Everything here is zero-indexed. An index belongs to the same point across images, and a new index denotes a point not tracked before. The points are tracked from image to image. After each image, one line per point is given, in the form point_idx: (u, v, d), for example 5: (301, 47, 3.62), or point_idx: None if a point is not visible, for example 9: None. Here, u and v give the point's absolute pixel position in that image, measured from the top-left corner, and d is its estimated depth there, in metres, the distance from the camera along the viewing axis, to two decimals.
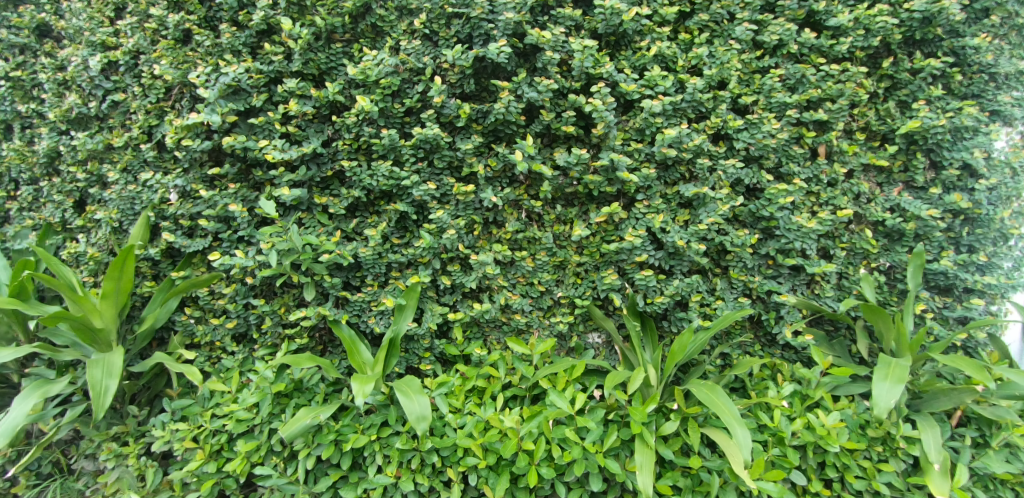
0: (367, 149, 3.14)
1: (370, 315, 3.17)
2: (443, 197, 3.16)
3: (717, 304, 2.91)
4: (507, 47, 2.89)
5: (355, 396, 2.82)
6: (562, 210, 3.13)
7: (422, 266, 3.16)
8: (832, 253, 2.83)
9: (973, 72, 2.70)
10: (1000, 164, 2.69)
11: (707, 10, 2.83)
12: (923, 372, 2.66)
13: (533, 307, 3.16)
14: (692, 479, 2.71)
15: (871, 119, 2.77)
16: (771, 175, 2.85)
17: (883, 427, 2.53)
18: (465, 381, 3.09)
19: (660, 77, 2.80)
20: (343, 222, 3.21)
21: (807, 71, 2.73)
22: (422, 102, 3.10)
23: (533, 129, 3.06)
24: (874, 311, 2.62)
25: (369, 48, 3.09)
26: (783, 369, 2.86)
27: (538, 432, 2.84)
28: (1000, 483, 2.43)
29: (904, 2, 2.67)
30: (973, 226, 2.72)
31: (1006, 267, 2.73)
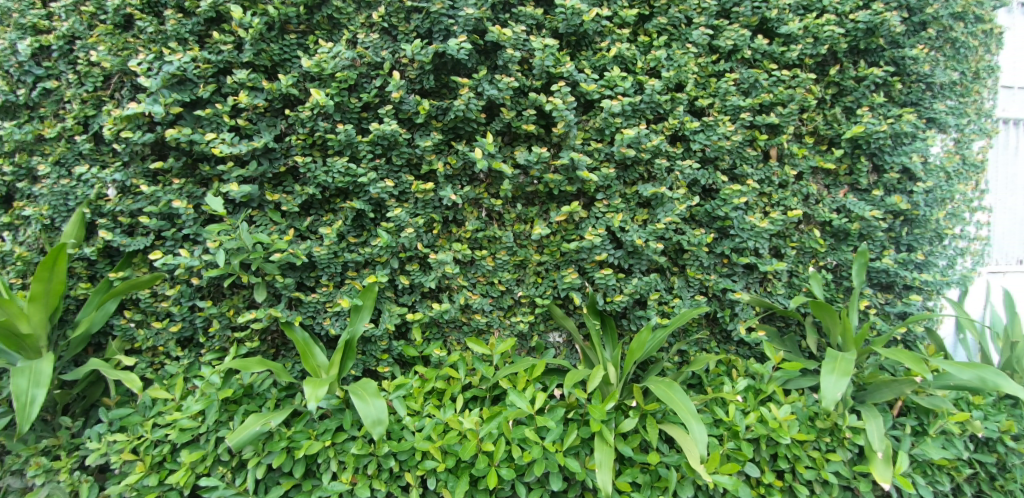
0: (322, 145, 3.06)
1: (325, 317, 3.09)
2: (402, 195, 3.09)
3: (674, 302, 2.97)
4: (467, 44, 2.86)
5: (307, 400, 2.73)
6: (523, 209, 3.12)
7: (379, 265, 3.09)
8: (784, 252, 2.94)
9: (911, 81, 2.87)
10: (936, 169, 2.86)
11: (666, 13, 2.89)
12: (867, 365, 2.80)
13: (493, 307, 3.15)
14: (651, 474, 2.75)
15: (819, 124, 2.89)
16: (726, 176, 2.93)
17: (831, 419, 2.64)
18: (424, 383, 3.05)
19: (620, 78, 2.83)
20: (297, 220, 3.10)
21: (759, 76, 2.83)
22: (380, 98, 3.04)
23: (494, 127, 3.04)
24: (822, 307, 2.72)
25: (325, 41, 3.01)
26: (737, 365, 2.96)
27: (498, 433, 2.83)
28: (937, 469, 2.55)
29: (849, 13, 2.80)
30: (911, 227, 2.88)
31: (941, 265, 2.91)
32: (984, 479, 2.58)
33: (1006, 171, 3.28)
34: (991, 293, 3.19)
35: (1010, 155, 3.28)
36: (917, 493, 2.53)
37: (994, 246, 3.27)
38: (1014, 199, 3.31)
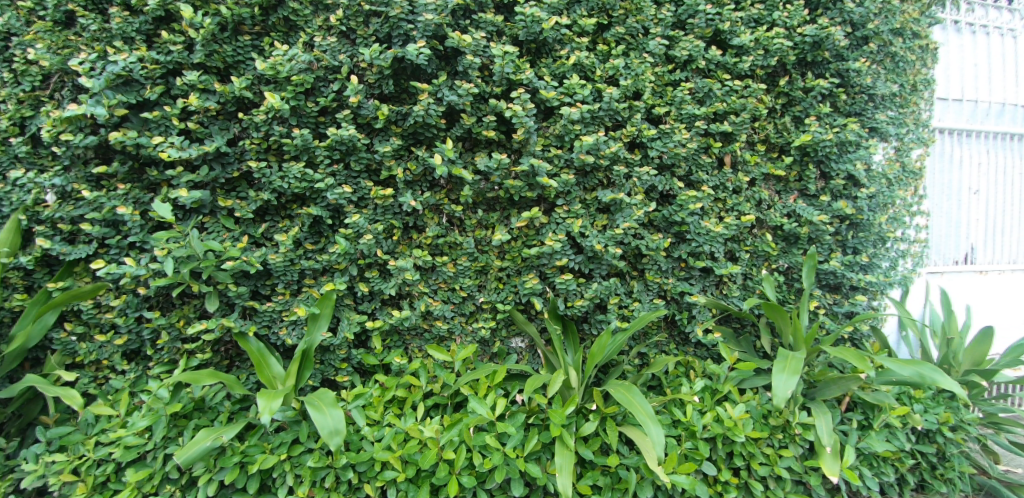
0: (278, 149, 2.99)
1: (281, 326, 3.04)
2: (361, 201, 3.05)
3: (634, 305, 3.02)
4: (426, 49, 2.86)
5: (261, 412, 2.67)
6: (484, 215, 3.12)
7: (338, 272, 3.05)
8: (738, 256, 3.03)
9: (855, 92, 3.02)
10: (878, 176, 3.02)
11: (624, 23, 2.96)
12: (817, 363, 2.92)
13: (455, 313, 3.14)
14: (611, 477, 2.78)
15: (770, 132, 3.00)
16: (682, 182, 2.99)
17: (782, 416, 2.74)
18: (384, 392, 3.02)
19: (578, 86, 2.88)
20: (251, 226, 3.02)
21: (713, 85, 2.92)
22: (337, 102, 3.00)
23: (454, 133, 3.04)
24: (774, 309, 2.82)
25: (281, 43, 2.95)
26: (694, 366, 3.03)
27: (458, 441, 2.81)
28: (882, 460, 2.65)
29: (797, 27, 2.93)
30: (857, 231, 3.03)
31: (884, 267, 3.07)
32: (926, 468, 2.69)
33: (942, 178, 3.47)
34: (929, 293, 3.38)
35: (945, 163, 3.47)
36: (864, 485, 2.63)
37: (932, 248, 3.47)
38: (949, 204, 3.50)
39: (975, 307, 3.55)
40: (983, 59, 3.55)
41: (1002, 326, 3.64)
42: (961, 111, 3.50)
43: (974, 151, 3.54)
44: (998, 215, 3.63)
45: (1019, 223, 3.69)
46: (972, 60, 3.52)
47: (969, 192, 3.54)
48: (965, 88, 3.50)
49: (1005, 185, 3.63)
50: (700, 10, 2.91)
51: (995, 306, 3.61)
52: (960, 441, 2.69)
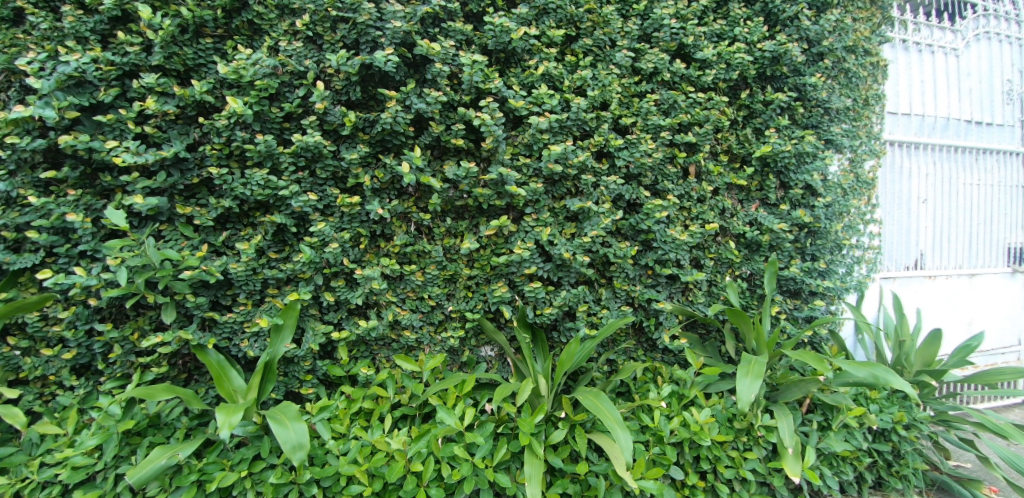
0: (240, 155, 2.92)
1: (242, 338, 2.95)
2: (326, 209, 3.00)
3: (602, 312, 3.06)
4: (394, 56, 2.84)
5: (220, 428, 2.58)
6: (452, 223, 3.11)
7: (303, 282, 2.99)
8: (703, 263, 3.10)
9: (812, 106, 3.14)
10: (834, 186, 3.15)
11: (591, 35, 3.01)
12: (779, 366, 3.01)
13: (424, 323, 3.11)
14: (580, 484, 2.80)
15: (732, 143, 3.10)
16: (648, 191, 3.05)
17: (747, 419, 2.80)
18: (350, 404, 2.96)
19: (547, 96, 2.91)
20: (211, 234, 2.94)
21: (678, 97, 2.99)
22: (303, 108, 2.95)
23: (423, 140, 3.02)
24: (737, 314, 2.90)
25: (244, 46, 2.90)
26: (662, 372, 3.08)
27: (427, 452, 2.78)
28: (841, 460, 2.74)
29: (757, 42, 3.05)
30: (815, 238, 3.15)
31: (841, 273, 3.20)
32: (883, 466, 2.80)
33: (893, 188, 3.65)
34: (882, 297, 3.53)
35: (896, 174, 3.65)
36: (825, 484, 2.72)
37: (884, 254, 3.63)
38: (900, 213, 3.68)
39: (924, 310, 3.73)
40: (928, 77, 3.77)
41: (950, 328, 3.83)
42: (909, 125, 3.69)
43: (922, 163, 3.73)
44: (944, 223, 3.83)
45: (964, 230, 3.90)
46: (918, 76, 3.73)
47: (917, 202, 3.73)
48: (912, 103, 3.70)
49: (950, 195, 3.83)
50: (664, 24, 2.99)
51: (943, 309, 3.81)
52: (913, 438, 2.80)
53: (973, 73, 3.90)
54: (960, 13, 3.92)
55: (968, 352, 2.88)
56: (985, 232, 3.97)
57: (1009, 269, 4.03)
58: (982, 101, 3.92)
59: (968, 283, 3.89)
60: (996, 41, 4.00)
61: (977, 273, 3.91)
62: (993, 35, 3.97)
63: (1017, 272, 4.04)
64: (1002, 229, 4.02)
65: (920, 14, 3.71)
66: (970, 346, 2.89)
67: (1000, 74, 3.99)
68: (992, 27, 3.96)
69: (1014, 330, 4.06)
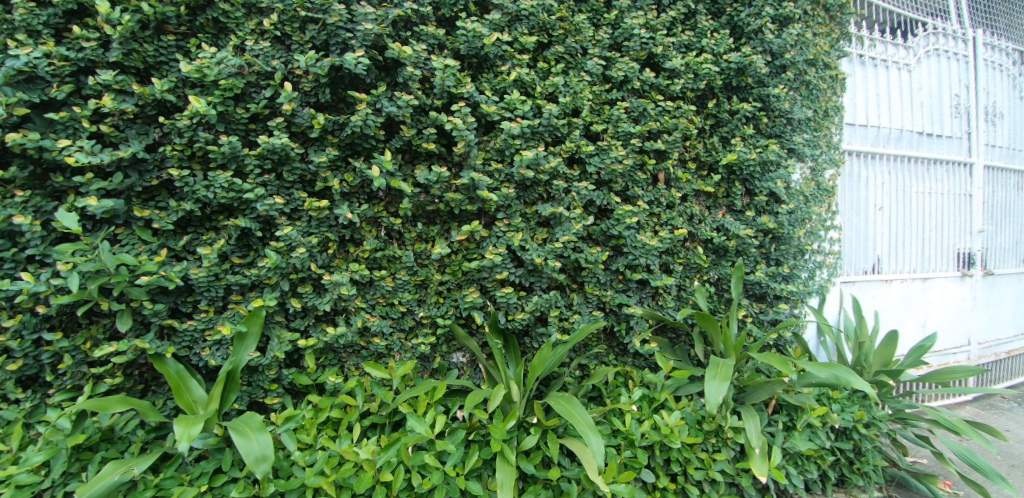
0: (203, 156, 2.83)
1: (203, 347, 2.85)
2: (294, 213, 2.93)
3: (574, 317, 3.08)
4: (365, 59, 2.80)
5: (178, 441, 2.49)
6: (424, 228, 3.08)
7: (268, 288, 2.90)
8: (672, 268, 3.16)
9: (775, 116, 3.25)
10: (796, 193, 3.26)
11: (563, 43, 3.05)
12: (746, 369, 3.08)
13: (394, 329, 3.06)
14: (553, 490, 2.79)
15: (699, 151, 3.17)
16: (619, 197, 3.09)
17: (715, 421, 2.84)
18: (317, 413, 2.89)
19: (519, 101, 2.92)
20: (171, 238, 2.83)
21: (648, 105, 3.05)
22: (270, 109, 2.88)
23: (393, 144, 2.98)
24: (706, 318, 2.96)
25: (209, 44, 2.82)
26: (633, 376, 3.12)
27: (396, 461, 2.72)
28: (806, 459, 2.82)
29: (723, 54, 3.15)
30: (778, 244, 3.25)
31: (803, 277, 3.31)
32: (845, 464, 2.90)
33: (852, 196, 3.80)
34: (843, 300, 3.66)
35: (854, 183, 3.80)
36: (791, 483, 2.79)
37: (844, 259, 3.77)
38: (858, 219, 3.84)
39: (880, 313, 3.90)
40: (883, 91, 3.95)
41: (905, 330, 4.01)
42: (866, 137, 3.86)
43: (878, 172, 3.90)
44: (898, 230, 4.01)
45: (916, 237, 4.09)
46: (874, 90, 3.91)
47: (874, 209, 3.89)
48: (869, 115, 3.87)
49: (904, 203, 4.02)
50: (634, 34, 3.05)
51: (899, 311, 3.99)
52: (873, 436, 2.90)
53: (924, 88, 4.11)
54: (911, 31, 4.13)
55: (923, 353, 3.03)
56: (935, 238, 4.18)
57: (956, 273, 4.26)
58: (931, 115, 4.14)
59: (921, 287, 4.08)
60: (944, 58, 4.23)
61: (929, 277, 4.11)
62: (941, 52, 4.20)
63: (965, 276, 4.29)
64: (950, 235, 4.25)
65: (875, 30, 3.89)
66: (924, 346, 3.04)
67: (948, 89, 4.23)
68: (940, 45, 4.19)
69: (963, 331, 4.29)
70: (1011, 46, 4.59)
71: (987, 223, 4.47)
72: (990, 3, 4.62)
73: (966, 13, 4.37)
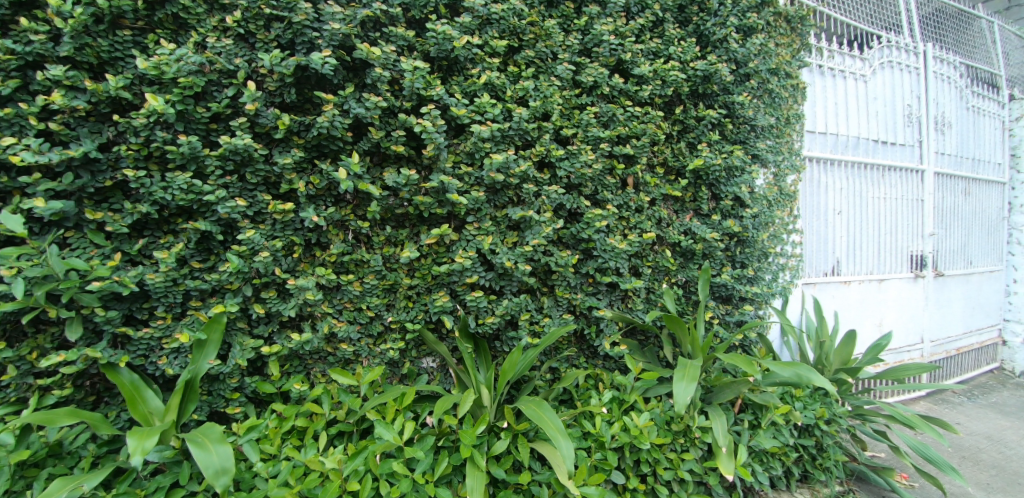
0: (160, 157, 2.72)
1: (160, 355, 2.74)
2: (257, 216, 2.85)
3: (544, 321, 3.08)
4: (332, 59, 2.75)
5: (131, 455, 2.38)
6: (392, 231, 3.03)
7: (229, 293, 2.81)
8: (641, 271, 3.20)
9: (739, 123, 3.34)
10: (759, 198, 3.36)
11: (534, 47, 3.06)
12: (712, 369, 3.15)
13: (362, 335, 3.00)
14: (524, 494, 2.77)
15: (667, 156, 3.23)
16: (589, 201, 3.12)
17: (683, 421, 2.88)
18: (281, 423, 2.80)
19: (489, 105, 2.92)
20: (126, 242, 2.71)
21: (617, 111, 3.10)
22: (232, 109, 2.79)
23: (361, 146, 2.93)
24: (674, 320, 3.01)
25: (168, 41, 2.72)
26: (603, 378, 3.14)
27: (364, 470, 2.67)
28: (770, 456, 2.89)
29: (690, 62, 3.22)
30: (743, 247, 3.35)
31: (766, 279, 3.42)
32: (808, 460, 2.98)
33: (813, 201, 3.94)
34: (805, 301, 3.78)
35: (815, 189, 3.94)
36: (756, 480, 2.85)
37: (806, 261, 3.90)
38: (819, 223, 3.97)
39: (840, 313, 4.06)
40: (841, 100, 4.10)
41: (862, 329, 4.18)
42: (826, 144, 4.00)
43: (836, 178, 4.05)
44: (856, 233, 4.17)
45: (873, 240, 4.26)
46: (834, 99, 4.06)
47: (833, 213, 4.04)
48: (829, 124, 4.02)
49: (860, 207, 4.19)
50: (604, 40, 3.09)
51: (858, 311, 4.15)
52: (834, 432, 3.01)
53: (879, 98, 4.30)
54: (867, 43, 4.31)
55: (880, 351, 3.19)
56: (890, 241, 4.37)
57: (908, 275, 4.45)
58: (886, 124, 4.32)
59: (876, 288, 4.26)
60: (897, 70, 4.43)
61: (885, 278, 4.29)
62: (894, 64, 4.40)
63: (918, 276, 4.51)
64: (903, 239, 4.44)
65: (834, 42, 4.04)
66: (881, 345, 3.21)
67: (901, 100, 4.43)
68: (893, 58, 4.39)
69: (917, 329, 4.50)
70: (958, 60, 4.84)
71: (937, 227, 4.71)
72: (939, 19, 4.86)
73: (918, 28, 4.59)
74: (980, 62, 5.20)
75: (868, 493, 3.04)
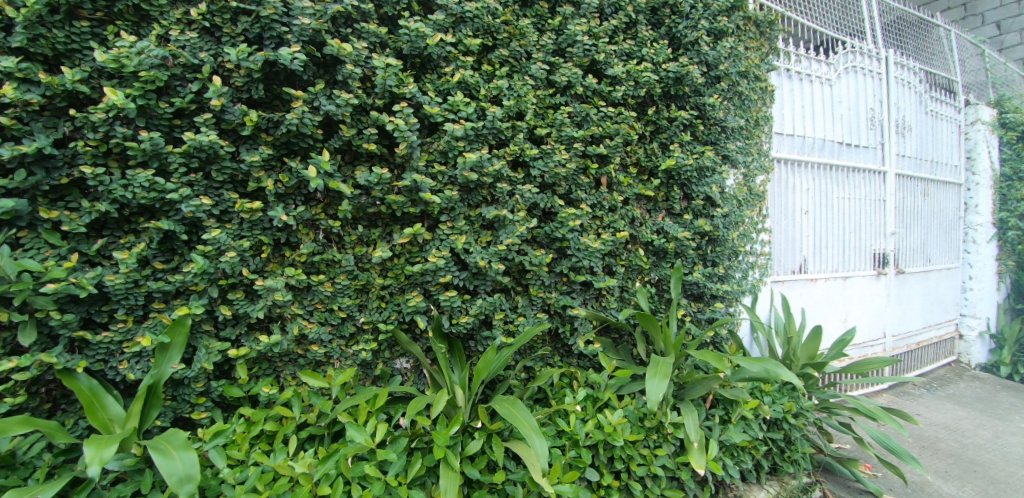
0: (120, 153, 2.61)
1: (120, 360, 2.63)
2: (223, 215, 2.76)
3: (519, 320, 3.08)
4: (301, 55, 2.68)
5: (88, 464, 2.29)
6: (364, 231, 2.97)
7: (195, 295, 2.72)
8: (615, 270, 3.23)
9: (710, 124, 3.41)
10: (729, 198, 3.43)
11: (508, 46, 3.06)
12: (685, 366, 3.20)
13: (333, 336, 2.95)
14: (499, 494, 2.76)
15: (640, 156, 3.27)
16: (562, 200, 3.13)
17: (656, 418, 2.92)
18: (250, 427, 2.73)
19: (462, 103, 2.90)
20: (83, 242, 2.60)
21: (590, 111, 3.12)
22: (197, 104, 2.70)
23: (332, 144, 2.87)
24: (647, 318, 3.05)
25: (129, 33, 2.62)
26: (577, 377, 3.16)
27: (335, 473, 2.62)
28: (740, 450, 2.95)
29: (662, 63, 3.26)
30: (714, 245, 3.41)
31: (737, 277, 3.50)
32: (777, 453, 3.05)
33: (781, 201, 4.04)
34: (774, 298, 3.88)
35: (783, 189, 4.05)
36: (727, 474, 2.91)
37: (775, 260, 4.00)
38: (787, 223, 4.08)
39: (807, 309, 4.18)
40: (808, 103, 4.22)
41: (828, 325, 4.31)
42: (794, 145, 4.11)
43: (803, 179, 4.17)
44: (823, 232, 4.30)
45: (838, 238, 4.40)
46: (801, 101, 4.17)
47: (800, 213, 4.15)
48: (796, 126, 4.13)
49: (826, 207, 4.32)
50: (578, 40, 3.11)
51: (824, 308, 4.28)
52: (801, 425, 3.10)
53: (843, 101, 4.44)
54: (833, 49, 4.44)
55: (844, 346, 3.34)
56: (854, 239, 4.52)
57: (872, 272, 4.61)
58: (850, 126, 4.46)
59: (841, 285, 4.39)
60: (861, 75, 4.59)
61: (850, 276, 4.44)
62: (859, 69, 4.55)
63: (880, 274, 4.67)
64: (867, 237, 4.60)
65: (802, 46, 4.15)
66: (845, 340, 3.35)
67: (864, 104, 4.59)
68: (858, 63, 4.54)
69: (879, 325, 4.66)
70: (918, 66, 5.03)
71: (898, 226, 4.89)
72: (900, 27, 5.04)
73: (881, 34, 4.75)
74: (938, 68, 5.42)
75: (834, 484, 3.19)
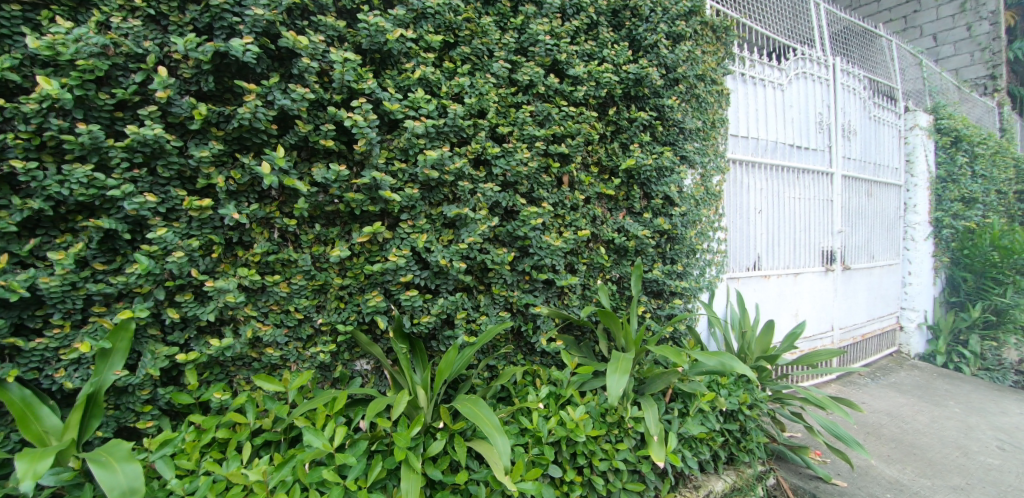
0: (56, 147, 2.44)
1: (57, 368, 2.46)
2: (170, 213, 2.62)
3: (481, 319, 3.07)
4: (253, 46, 2.58)
5: (20, 480, 2.16)
6: (322, 229, 2.89)
7: (139, 297, 2.57)
8: (577, 267, 3.27)
9: (669, 125, 3.49)
10: (687, 197, 3.52)
11: (469, 44, 3.04)
12: (645, 361, 3.27)
13: (290, 338, 2.85)
14: (462, 494, 2.73)
15: (601, 155, 3.33)
16: (524, 199, 3.13)
17: (617, 413, 2.97)
18: (200, 435, 2.60)
19: (424, 100, 2.86)
20: (14, 242, 2.41)
21: (552, 110, 3.14)
22: (141, 96, 2.55)
23: (288, 140, 2.77)
24: (608, 315, 3.12)
25: (66, 19, 2.47)
26: (540, 374, 3.19)
27: (291, 480, 2.53)
28: (698, 442, 3.04)
29: (623, 64, 3.32)
30: (672, 243, 3.51)
31: (694, 274, 3.60)
32: (732, 443, 3.16)
33: (736, 200, 4.19)
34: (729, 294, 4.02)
35: (737, 188, 4.20)
36: (686, 465, 2.98)
37: (730, 257, 4.14)
38: (741, 221, 4.23)
39: (761, 305, 4.36)
40: (761, 107, 4.39)
41: (779, 319, 4.50)
42: (748, 147, 4.27)
43: (756, 179, 4.34)
44: (775, 230, 4.48)
45: (789, 236, 4.60)
46: (755, 105, 4.34)
47: (754, 212, 4.32)
48: (750, 128, 4.29)
49: (778, 206, 4.51)
50: (539, 40, 3.13)
51: (776, 303, 4.46)
52: (755, 416, 3.23)
53: (795, 105, 4.65)
54: (784, 55, 4.64)
55: (796, 338, 3.51)
56: (804, 238, 4.73)
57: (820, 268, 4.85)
58: (800, 130, 4.67)
59: (792, 281, 4.59)
60: (810, 81, 4.81)
61: (800, 272, 4.64)
62: (809, 75, 4.77)
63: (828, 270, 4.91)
64: (817, 235, 4.84)
65: (754, 52, 4.30)
66: (796, 333, 3.52)
67: (814, 108, 4.81)
68: (808, 69, 4.75)
69: (827, 318, 4.90)
70: (862, 73, 5.32)
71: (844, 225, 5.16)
72: (846, 37, 5.32)
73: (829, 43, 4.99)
74: (881, 76, 5.75)
75: (787, 471, 3.34)
